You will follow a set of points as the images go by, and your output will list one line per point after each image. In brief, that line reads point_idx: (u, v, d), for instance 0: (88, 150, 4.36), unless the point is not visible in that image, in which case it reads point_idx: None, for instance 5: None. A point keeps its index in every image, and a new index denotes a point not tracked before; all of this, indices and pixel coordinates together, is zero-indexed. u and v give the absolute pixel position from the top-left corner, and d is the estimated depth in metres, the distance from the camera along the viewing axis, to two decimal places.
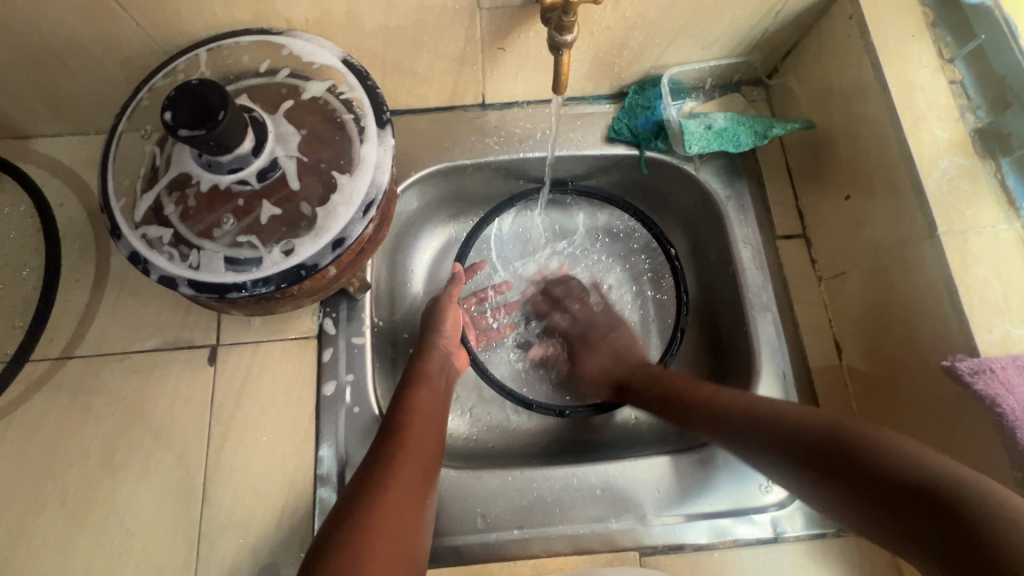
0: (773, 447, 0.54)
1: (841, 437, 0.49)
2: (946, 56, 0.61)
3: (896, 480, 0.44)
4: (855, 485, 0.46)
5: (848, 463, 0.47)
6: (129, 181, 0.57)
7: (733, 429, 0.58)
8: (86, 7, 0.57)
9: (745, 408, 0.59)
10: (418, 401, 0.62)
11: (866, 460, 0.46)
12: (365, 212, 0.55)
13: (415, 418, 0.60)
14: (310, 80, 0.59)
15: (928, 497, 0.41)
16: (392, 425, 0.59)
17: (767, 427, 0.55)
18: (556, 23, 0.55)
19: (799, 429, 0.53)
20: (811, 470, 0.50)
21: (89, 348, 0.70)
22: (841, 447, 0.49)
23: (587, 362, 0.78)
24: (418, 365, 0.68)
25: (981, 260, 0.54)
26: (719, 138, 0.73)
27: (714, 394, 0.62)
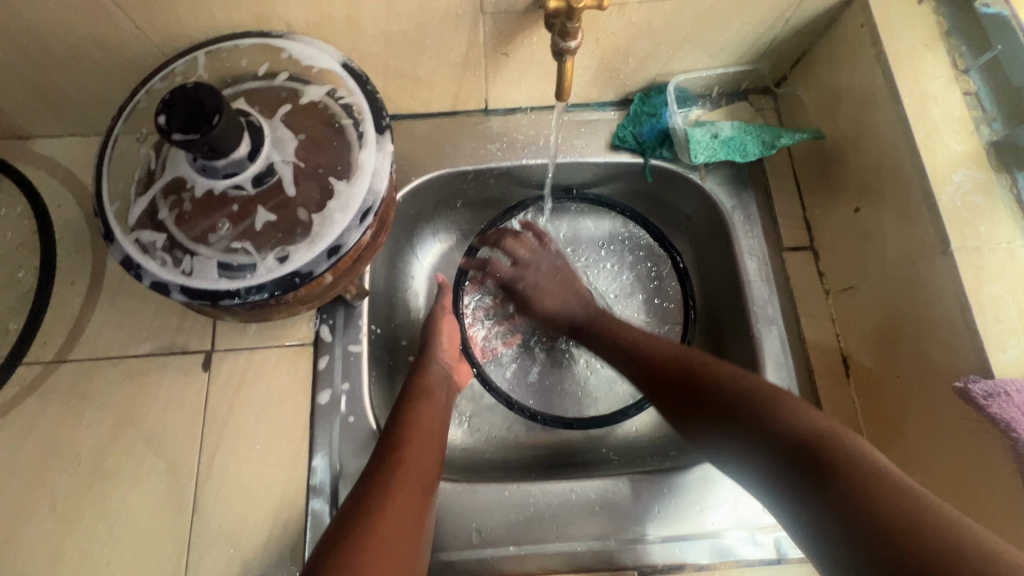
0: (690, 412, 0.58)
1: (749, 398, 0.53)
2: (961, 67, 0.60)
3: (785, 437, 0.48)
4: (753, 443, 0.50)
5: (746, 423, 0.51)
6: (124, 185, 0.56)
7: (656, 372, 0.63)
8: (84, 8, 0.57)
9: (675, 355, 0.63)
10: (418, 416, 0.61)
11: (765, 421, 0.50)
12: (362, 219, 0.54)
13: (416, 433, 0.59)
14: (310, 85, 0.58)
15: (807, 450, 0.45)
16: (391, 440, 0.58)
17: (685, 381, 0.59)
18: (560, 28, 0.54)
19: (715, 387, 0.56)
20: (716, 414, 0.55)
21: (82, 352, 0.69)
22: (743, 409, 0.53)
23: (541, 299, 0.77)
24: (418, 378, 0.67)
25: (997, 277, 0.52)
26: (726, 148, 0.72)
27: (646, 341, 0.67)
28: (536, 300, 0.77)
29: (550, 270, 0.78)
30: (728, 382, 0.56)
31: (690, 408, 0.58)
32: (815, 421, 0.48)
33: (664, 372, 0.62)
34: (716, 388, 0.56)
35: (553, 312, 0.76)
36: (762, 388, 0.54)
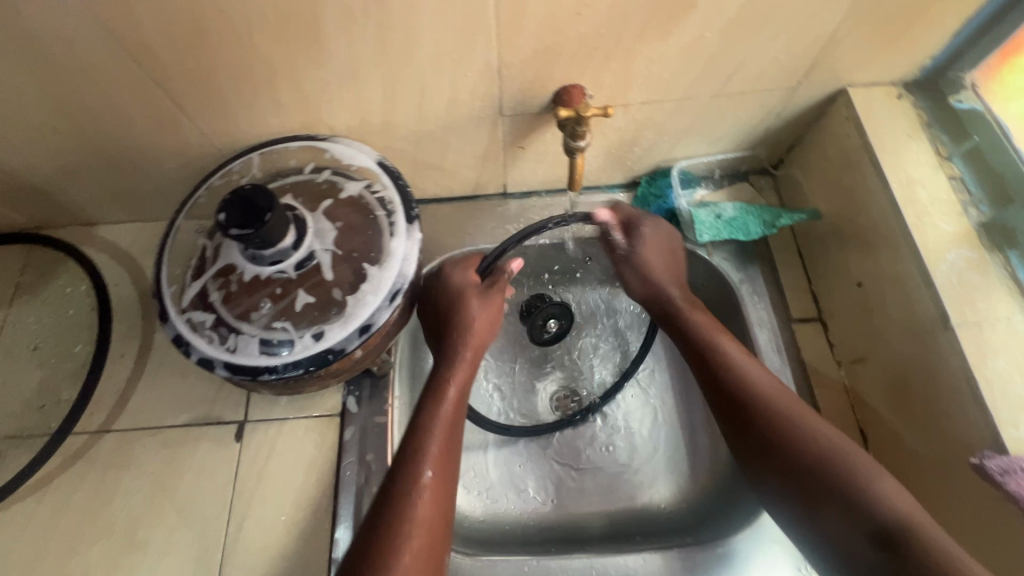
0: (770, 471, 0.54)
1: (835, 470, 0.50)
2: (944, 154, 0.65)
3: (876, 520, 0.47)
4: (837, 517, 0.49)
5: (830, 500, 0.50)
6: (180, 270, 0.63)
7: (742, 415, 0.56)
8: (159, 120, 0.66)
9: (780, 396, 0.56)
10: (433, 450, 0.55)
11: (851, 501, 0.48)
12: (391, 300, 0.59)
13: (428, 478, 0.53)
14: (349, 180, 0.65)
15: (894, 542, 0.45)
16: (401, 487, 0.52)
17: (772, 441, 0.54)
18: (570, 131, 0.64)
19: (798, 447, 0.53)
20: (801, 488, 0.52)
21: (125, 423, 0.73)
22: (829, 487, 0.50)
23: (645, 257, 0.67)
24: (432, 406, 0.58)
25: (1000, 352, 0.54)
26: (729, 228, 0.76)
27: (740, 378, 0.58)
28: (653, 265, 0.67)
29: (658, 235, 0.68)
30: (816, 458, 0.51)
31: (772, 464, 0.54)
32: (895, 505, 0.47)
33: (747, 410, 0.56)
34: (811, 460, 0.52)
35: (652, 279, 0.66)
36: (850, 456, 0.51)
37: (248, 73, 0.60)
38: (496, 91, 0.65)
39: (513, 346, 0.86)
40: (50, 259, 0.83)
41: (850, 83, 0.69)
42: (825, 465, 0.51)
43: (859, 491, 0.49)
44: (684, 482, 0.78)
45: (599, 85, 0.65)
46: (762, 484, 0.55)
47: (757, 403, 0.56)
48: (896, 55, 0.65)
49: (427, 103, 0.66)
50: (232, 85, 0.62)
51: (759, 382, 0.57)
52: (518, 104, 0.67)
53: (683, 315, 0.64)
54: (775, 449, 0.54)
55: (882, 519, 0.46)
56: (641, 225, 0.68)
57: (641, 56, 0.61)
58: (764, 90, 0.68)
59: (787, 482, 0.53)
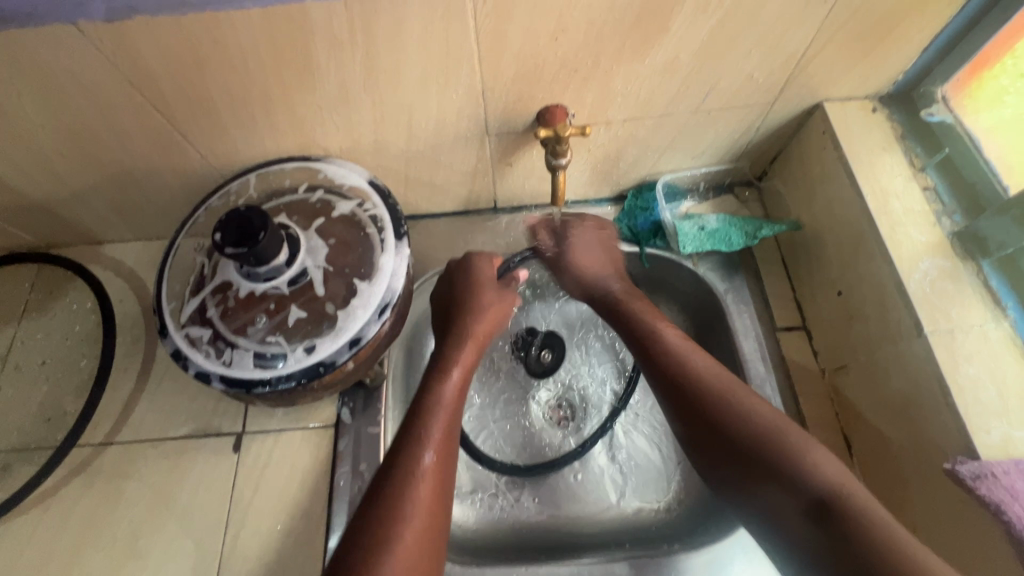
0: (712, 449, 0.55)
1: (771, 442, 0.51)
2: (918, 165, 0.67)
3: (811, 490, 0.47)
4: (775, 490, 0.50)
5: (768, 469, 0.50)
6: (180, 287, 0.65)
7: (683, 394, 0.58)
8: (160, 144, 0.69)
9: (711, 373, 0.58)
10: (434, 435, 0.55)
11: (787, 471, 0.49)
12: (380, 314, 0.62)
13: (431, 450, 0.54)
14: (341, 199, 0.68)
15: (829, 509, 0.46)
16: (402, 466, 0.52)
17: (710, 417, 0.55)
18: (552, 148, 0.68)
19: (734, 421, 0.54)
20: (741, 463, 0.52)
21: (128, 435, 0.76)
22: (764, 459, 0.51)
23: (577, 253, 0.74)
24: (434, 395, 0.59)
25: (972, 359, 0.55)
26: (712, 239, 0.78)
27: (675, 357, 0.60)
28: (580, 258, 0.74)
29: (594, 235, 0.76)
30: (754, 430, 0.53)
31: (713, 439, 0.55)
32: (827, 473, 0.48)
33: (679, 388, 0.58)
34: (749, 432, 0.52)
35: (590, 276, 0.73)
36: (783, 431, 0.52)
37: (244, 99, 0.63)
38: (481, 111, 0.67)
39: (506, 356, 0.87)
40: (58, 277, 0.86)
41: (826, 98, 0.71)
42: (762, 437, 0.52)
43: (795, 460, 0.49)
44: (673, 491, 0.79)
45: (580, 104, 0.68)
46: (709, 464, 0.56)
47: (695, 381, 0.58)
48: (868, 71, 0.67)
49: (416, 124, 0.69)
50: (229, 110, 0.65)
51: (695, 362, 0.59)
52: (503, 124, 0.70)
53: (623, 304, 0.69)
54: (714, 424, 0.55)
55: (814, 488, 0.47)
56: (568, 228, 0.77)
57: (619, 76, 0.64)
58: (741, 106, 0.70)
59: (727, 455, 0.53)
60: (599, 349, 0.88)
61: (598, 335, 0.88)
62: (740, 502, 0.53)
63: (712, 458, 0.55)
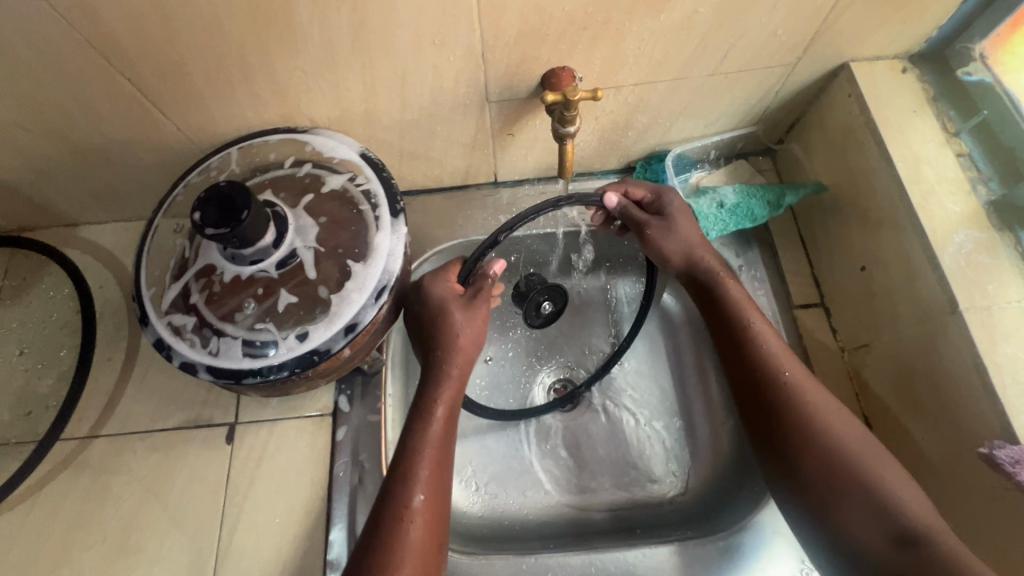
0: (781, 457, 0.53)
1: (860, 464, 0.50)
2: (951, 130, 0.62)
3: (893, 519, 0.47)
4: (850, 508, 0.49)
5: (855, 488, 0.49)
6: (160, 271, 0.61)
7: (763, 400, 0.55)
8: (132, 115, 0.64)
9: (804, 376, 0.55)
10: (424, 469, 0.53)
11: (873, 491, 0.49)
12: (377, 298, 0.57)
13: (421, 486, 0.52)
14: (331, 174, 0.63)
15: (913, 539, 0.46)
16: (392, 505, 0.51)
17: (793, 427, 0.52)
18: (558, 116, 0.61)
19: (812, 435, 0.51)
20: (820, 473, 0.51)
21: (114, 427, 0.72)
22: (842, 480, 0.50)
23: (676, 220, 0.63)
24: (411, 461, 0.53)
25: (1010, 336, 0.52)
26: (734, 217, 0.73)
27: (771, 357, 0.55)
28: (668, 242, 0.63)
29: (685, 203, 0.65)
30: (847, 445, 0.51)
31: (791, 446, 0.52)
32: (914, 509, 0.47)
33: (764, 389, 0.55)
34: (840, 447, 0.50)
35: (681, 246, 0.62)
36: (865, 453, 0.50)
37: (219, 63, 0.57)
38: (481, 76, 0.62)
39: (506, 339, 0.84)
40: (32, 262, 0.81)
41: (853, 57, 0.65)
42: (854, 456, 0.50)
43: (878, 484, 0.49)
44: (685, 474, 0.77)
45: (588, 67, 0.62)
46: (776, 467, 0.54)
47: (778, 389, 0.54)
48: (901, 26, 0.61)
49: (410, 90, 0.63)
50: (204, 77, 0.59)
51: (785, 362, 0.55)
52: (505, 89, 0.64)
53: (719, 286, 0.60)
54: (794, 435, 0.52)
55: (905, 522, 0.47)
56: (670, 198, 0.64)
57: (631, 34, 0.58)
58: (762, 67, 0.65)
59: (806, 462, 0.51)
60: (599, 325, 0.85)
61: (598, 312, 0.86)
62: (798, 509, 0.53)
63: (776, 464, 0.54)
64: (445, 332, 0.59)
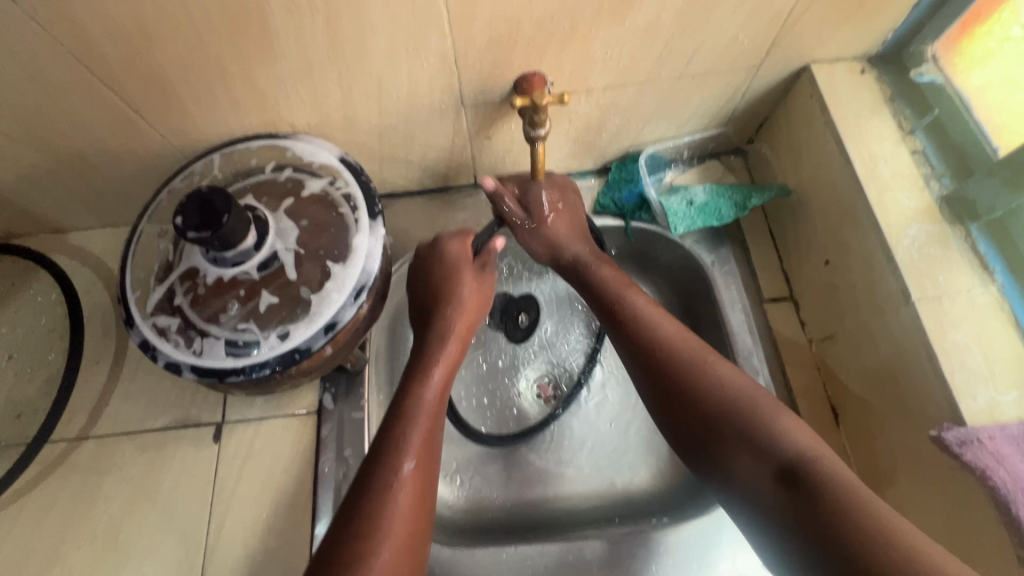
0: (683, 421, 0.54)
1: (746, 411, 0.50)
2: (907, 128, 0.65)
3: (778, 458, 0.47)
4: (744, 458, 0.49)
5: (740, 436, 0.50)
6: (144, 275, 0.62)
7: (658, 366, 0.56)
8: (116, 123, 0.65)
9: (686, 341, 0.57)
10: (416, 436, 0.54)
11: (756, 437, 0.49)
12: (356, 297, 0.59)
13: (412, 449, 0.53)
14: (312, 178, 0.65)
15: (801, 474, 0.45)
16: (381, 465, 0.52)
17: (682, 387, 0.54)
18: (529, 118, 0.63)
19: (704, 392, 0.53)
20: (710, 434, 0.52)
21: (103, 429, 0.74)
22: (730, 432, 0.50)
23: (552, 225, 0.68)
24: (412, 408, 0.57)
25: (959, 325, 0.55)
26: (702, 214, 0.76)
27: (654, 326, 0.59)
28: (540, 237, 0.68)
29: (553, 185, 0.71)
30: (729, 399, 0.52)
31: (684, 407, 0.54)
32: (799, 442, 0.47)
33: (655, 358, 0.57)
34: (726, 401, 0.52)
35: (557, 237, 0.68)
36: (755, 401, 0.51)
37: (199, 73, 0.59)
38: (454, 81, 0.64)
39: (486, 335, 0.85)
40: (20, 269, 0.82)
41: (813, 60, 0.68)
42: (737, 405, 0.51)
43: (763, 429, 0.49)
44: (663, 464, 0.79)
45: (558, 71, 0.64)
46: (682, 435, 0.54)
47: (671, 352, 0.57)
48: (856, 29, 0.64)
49: (386, 96, 0.65)
50: (185, 86, 0.61)
51: (669, 332, 0.58)
52: (478, 93, 0.66)
53: (591, 270, 0.66)
54: (687, 394, 0.54)
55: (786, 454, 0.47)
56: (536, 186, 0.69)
57: (597, 40, 0.61)
58: (726, 70, 0.68)
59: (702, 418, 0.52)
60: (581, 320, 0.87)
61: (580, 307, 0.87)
62: (712, 475, 0.52)
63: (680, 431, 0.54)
64: (445, 303, 0.64)
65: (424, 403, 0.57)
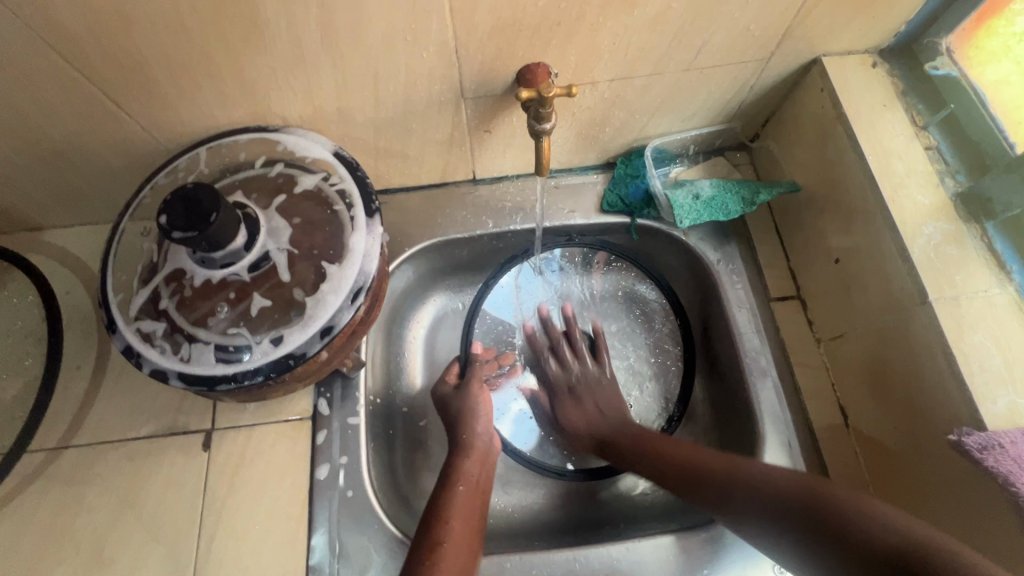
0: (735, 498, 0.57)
1: (812, 498, 0.51)
2: (920, 123, 0.64)
3: (871, 544, 0.45)
4: (820, 545, 0.49)
5: (818, 533, 0.49)
6: (127, 276, 0.59)
7: (708, 484, 0.59)
8: (94, 115, 0.61)
9: (724, 465, 0.60)
10: (454, 514, 0.59)
11: (831, 521, 0.49)
12: (353, 299, 0.56)
13: (453, 523, 0.58)
14: (305, 173, 0.62)
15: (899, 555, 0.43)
16: (426, 540, 0.57)
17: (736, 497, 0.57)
18: (534, 113, 0.60)
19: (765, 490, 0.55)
20: (783, 526, 0.52)
21: (85, 437, 0.70)
22: (813, 519, 0.50)
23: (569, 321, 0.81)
24: (448, 492, 0.62)
25: (977, 326, 0.53)
26: (708, 209, 0.74)
27: (685, 458, 0.63)
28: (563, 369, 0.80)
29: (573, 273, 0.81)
30: (794, 488, 0.53)
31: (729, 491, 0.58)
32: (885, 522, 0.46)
33: (693, 478, 0.61)
34: (803, 498, 0.52)
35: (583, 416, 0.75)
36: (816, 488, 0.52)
37: (183, 61, 0.56)
38: (456, 72, 0.61)
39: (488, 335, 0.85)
40: None
41: (825, 52, 0.66)
42: (805, 494, 0.52)
43: (849, 513, 0.48)
44: None
45: (564, 63, 0.62)
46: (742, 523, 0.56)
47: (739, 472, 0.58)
48: (870, 21, 0.62)
49: (384, 87, 0.62)
50: (168, 75, 0.57)
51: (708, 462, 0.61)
52: (480, 86, 0.63)
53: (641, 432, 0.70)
54: (727, 480, 0.58)
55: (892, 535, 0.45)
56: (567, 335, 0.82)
57: (606, 30, 0.58)
58: (736, 62, 0.65)
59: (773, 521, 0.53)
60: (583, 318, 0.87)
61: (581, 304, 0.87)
62: (789, 546, 0.52)
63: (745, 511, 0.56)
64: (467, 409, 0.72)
65: (461, 484, 0.63)
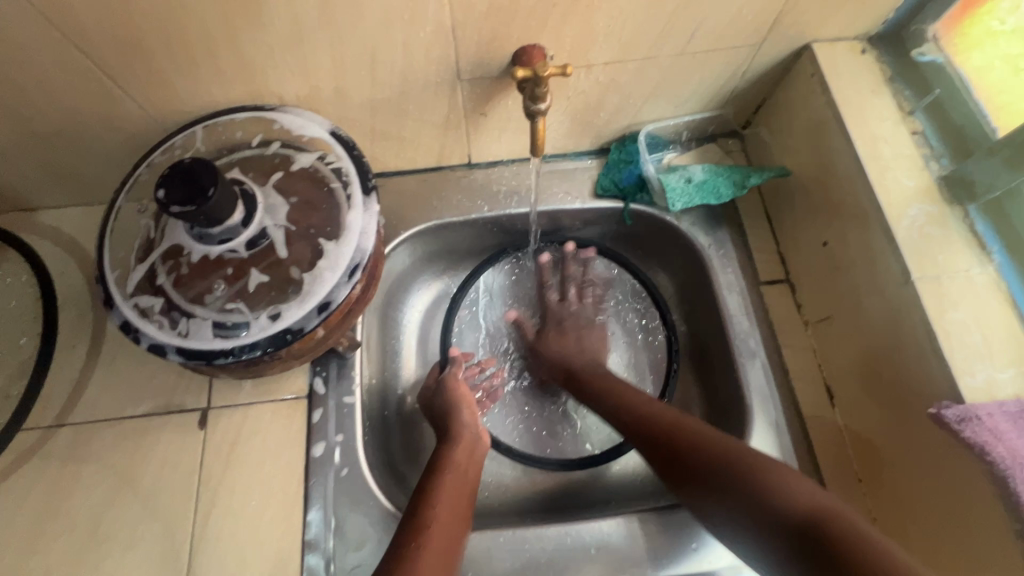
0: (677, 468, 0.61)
1: (741, 461, 0.56)
2: (907, 109, 0.65)
3: (786, 515, 0.51)
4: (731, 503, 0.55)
5: (743, 495, 0.54)
6: (124, 253, 0.59)
7: (653, 438, 0.64)
8: (88, 92, 0.61)
9: (671, 422, 0.64)
10: (440, 498, 0.59)
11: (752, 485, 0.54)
12: (350, 276, 0.57)
13: (440, 506, 0.58)
14: (301, 152, 0.62)
15: (811, 527, 0.49)
16: (410, 522, 0.57)
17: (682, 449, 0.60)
18: (530, 93, 0.60)
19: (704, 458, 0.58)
20: (715, 486, 0.57)
21: (81, 416, 0.70)
22: (734, 478, 0.56)
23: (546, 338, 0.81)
24: (434, 477, 0.62)
25: (959, 304, 0.55)
26: (700, 192, 0.75)
27: (641, 410, 0.67)
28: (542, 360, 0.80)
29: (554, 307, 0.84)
30: (720, 452, 0.58)
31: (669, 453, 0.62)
32: (808, 497, 0.51)
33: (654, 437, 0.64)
34: (724, 462, 0.57)
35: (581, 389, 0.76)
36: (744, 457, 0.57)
37: (180, 38, 0.56)
38: (452, 53, 0.62)
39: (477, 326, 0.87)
40: None
41: (814, 39, 0.67)
42: (729, 458, 0.57)
43: (771, 482, 0.53)
44: None
45: (558, 45, 0.63)
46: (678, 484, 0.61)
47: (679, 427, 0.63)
48: (859, 8, 0.63)
49: (380, 67, 0.62)
50: (164, 51, 0.57)
51: (663, 417, 0.65)
52: (475, 67, 0.64)
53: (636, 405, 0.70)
54: (673, 435, 0.62)
55: (792, 510, 0.51)
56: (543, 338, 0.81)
57: (600, 12, 0.59)
58: (729, 47, 0.67)
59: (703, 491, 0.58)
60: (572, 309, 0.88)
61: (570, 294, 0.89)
62: (712, 507, 0.57)
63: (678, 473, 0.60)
64: (452, 402, 0.72)
65: (446, 467, 0.63)
